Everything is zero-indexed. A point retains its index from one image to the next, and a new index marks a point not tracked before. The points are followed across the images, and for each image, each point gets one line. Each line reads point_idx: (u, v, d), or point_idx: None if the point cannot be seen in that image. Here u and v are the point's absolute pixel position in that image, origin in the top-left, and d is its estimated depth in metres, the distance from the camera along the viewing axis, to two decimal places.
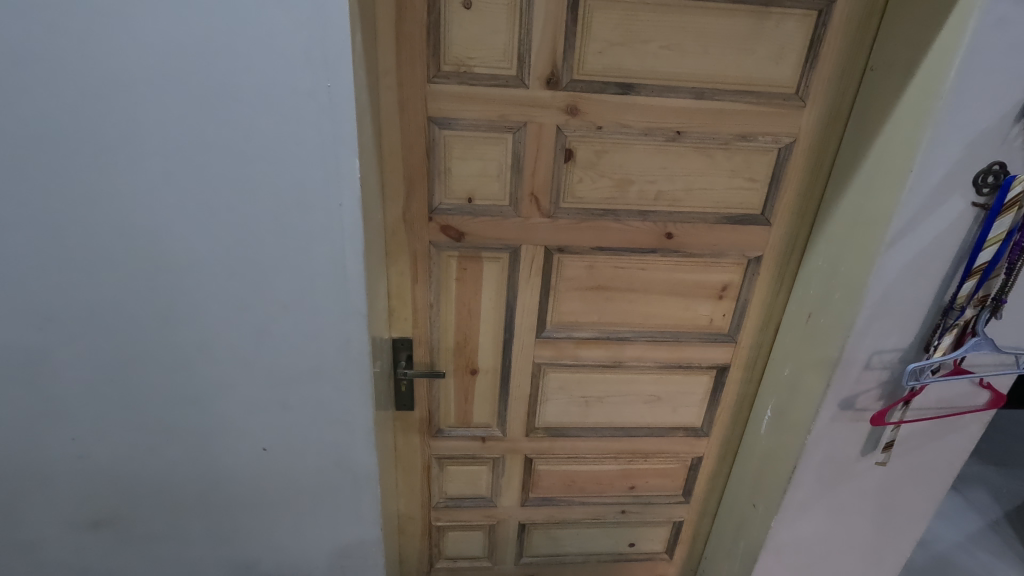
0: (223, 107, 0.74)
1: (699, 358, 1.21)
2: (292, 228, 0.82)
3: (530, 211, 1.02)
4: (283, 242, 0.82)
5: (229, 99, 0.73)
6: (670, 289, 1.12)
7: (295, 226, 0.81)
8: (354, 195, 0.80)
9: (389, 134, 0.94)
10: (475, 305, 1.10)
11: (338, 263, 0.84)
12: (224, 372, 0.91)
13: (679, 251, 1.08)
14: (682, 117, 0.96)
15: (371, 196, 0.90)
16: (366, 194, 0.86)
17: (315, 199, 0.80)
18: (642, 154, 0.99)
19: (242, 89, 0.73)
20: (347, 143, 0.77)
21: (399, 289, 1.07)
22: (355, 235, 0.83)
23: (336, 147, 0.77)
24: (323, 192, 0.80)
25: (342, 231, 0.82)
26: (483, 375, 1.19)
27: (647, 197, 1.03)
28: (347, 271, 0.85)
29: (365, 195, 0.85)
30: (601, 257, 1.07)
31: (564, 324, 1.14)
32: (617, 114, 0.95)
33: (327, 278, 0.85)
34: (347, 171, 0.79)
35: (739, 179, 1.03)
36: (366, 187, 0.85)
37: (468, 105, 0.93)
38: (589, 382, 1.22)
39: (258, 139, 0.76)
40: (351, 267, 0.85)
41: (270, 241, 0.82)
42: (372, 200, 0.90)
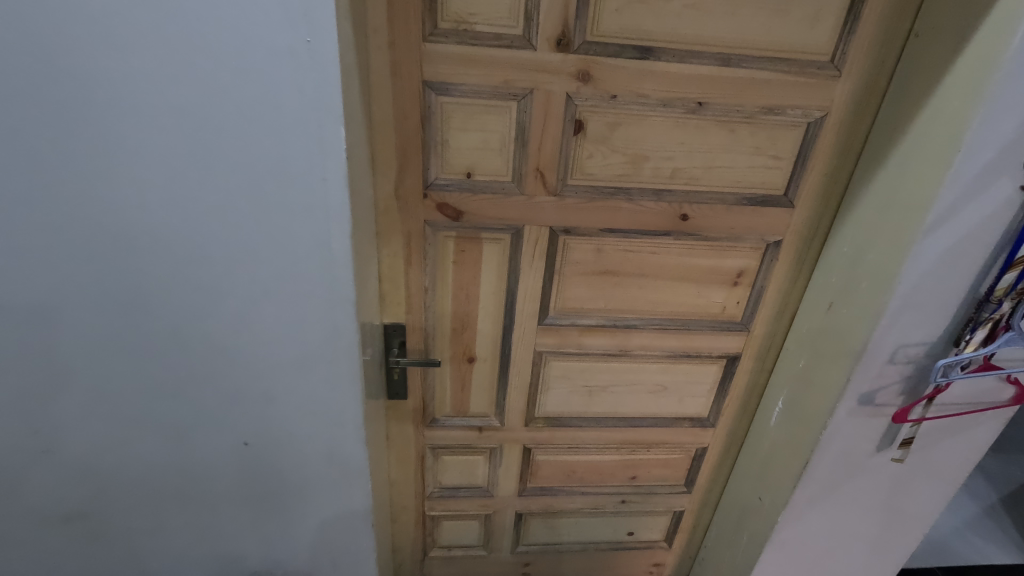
0: (189, 64, 0.64)
1: (709, 347, 1.15)
2: (271, 207, 0.73)
3: (535, 189, 0.93)
4: (262, 222, 0.74)
5: (196, 54, 0.63)
6: (682, 275, 1.05)
7: (275, 205, 0.73)
8: (342, 169, 0.71)
9: (378, 100, 0.84)
10: (474, 289, 1.03)
11: (324, 245, 0.76)
12: (201, 362, 0.84)
13: (694, 234, 1.00)
14: (705, 86, 0.87)
15: (360, 170, 0.80)
16: (354, 170, 0.77)
17: (298, 174, 0.71)
18: (659, 127, 0.90)
19: (211, 45, 0.63)
20: (332, 110, 0.68)
21: (392, 273, 0.99)
22: (342, 215, 0.74)
23: (320, 114, 0.68)
24: (306, 167, 0.71)
25: (328, 210, 0.74)
26: (481, 364, 1.12)
27: (661, 175, 0.94)
28: (333, 253, 0.77)
29: (353, 171, 0.76)
30: (610, 239, 0.99)
31: (568, 311, 1.07)
32: (633, 82, 0.86)
33: (312, 261, 0.77)
34: (333, 142, 0.69)
35: (762, 157, 0.94)
36: (353, 162, 0.76)
37: (468, 69, 0.83)
38: (593, 371, 1.16)
39: (229, 103, 0.66)
40: (339, 250, 0.77)
41: (248, 221, 0.73)
42: (360, 176, 0.81)
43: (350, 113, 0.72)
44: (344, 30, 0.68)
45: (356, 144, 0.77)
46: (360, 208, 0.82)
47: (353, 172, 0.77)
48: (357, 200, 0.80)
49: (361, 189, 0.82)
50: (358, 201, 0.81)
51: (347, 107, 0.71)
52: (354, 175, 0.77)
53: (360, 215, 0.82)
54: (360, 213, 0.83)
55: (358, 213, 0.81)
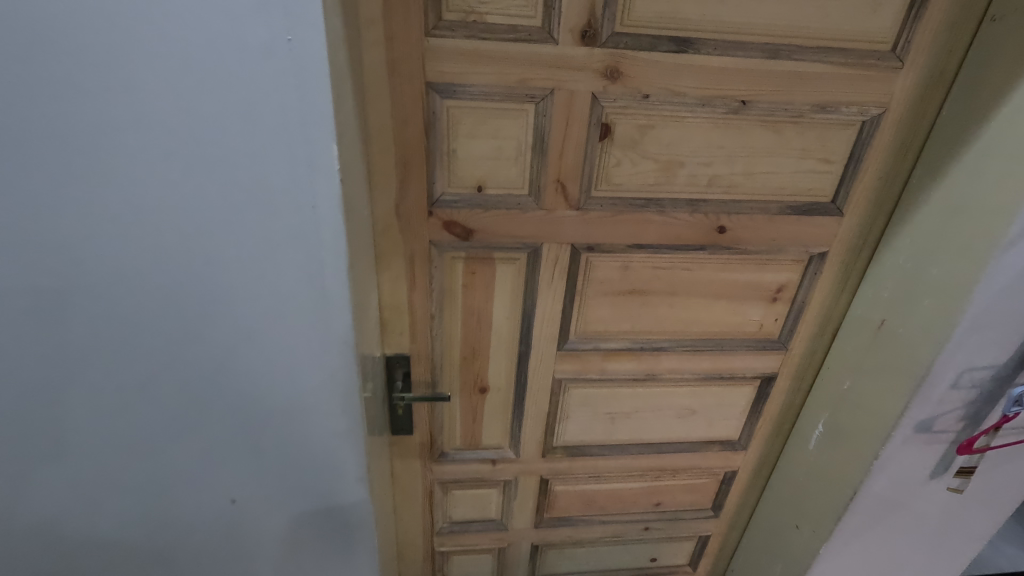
0: (149, 69, 0.52)
1: (743, 367, 1.05)
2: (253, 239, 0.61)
3: (555, 202, 0.82)
4: (243, 256, 0.62)
5: (156, 58, 0.52)
6: (716, 292, 0.95)
7: (258, 236, 0.61)
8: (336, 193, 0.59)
9: (373, 105, 0.72)
10: (486, 314, 0.91)
11: (315, 280, 0.64)
12: (177, 415, 0.72)
13: (731, 248, 0.90)
14: (750, 82, 0.76)
15: (355, 191, 0.68)
16: (349, 192, 0.65)
17: (283, 200, 0.59)
18: (696, 130, 0.79)
19: (172, 48, 0.52)
20: (321, 122, 0.55)
21: (393, 299, 0.88)
22: (336, 246, 0.63)
23: (306, 127, 0.55)
24: (293, 192, 0.59)
25: (319, 240, 0.62)
26: (494, 394, 1.01)
27: (697, 184, 0.83)
28: (327, 290, 0.65)
29: (348, 194, 0.64)
30: (638, 255, 0.88)
31: (590, 334, 0.96)
32: (669, 79, 0.74)
33: (302, 298, 0.66)
34: (323, 161, 0.57)
35: (810, 160, 0.83)
36: (348, 183, 0.64)
37: (479, 68, 0.71)
38: (616, 397, 1.05)
39: (199, 117, 0.55)
40: (335, 286, 0.65)
41: (226, 256, 0.62)
42: (355, 196, 0.69)
43: (343, 125, 0.60)
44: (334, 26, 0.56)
45: (350, 161, 0.65)
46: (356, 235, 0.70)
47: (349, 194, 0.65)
48: (353, 226, 0.68)
49: (356, 211, 0.70)
50: (354, 226, 0.68)
51: (340, 119, 0.59)
52: (349, 197, 0.65)
53: (356, 242, 0.70)
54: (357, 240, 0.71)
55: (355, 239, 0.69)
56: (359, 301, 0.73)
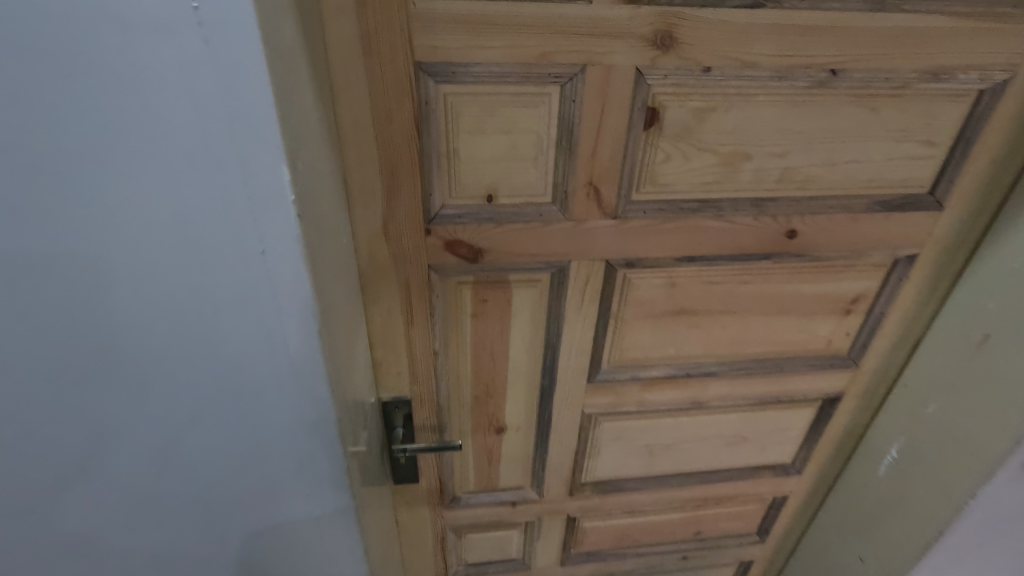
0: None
1: (804, 389, 0.89)
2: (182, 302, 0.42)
3: (586, 211, 0.64)
4: (179, 322, 0.44)
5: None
6: (779, 307, 0.78)
7: (191, 294, 0.43)
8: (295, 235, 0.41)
9: (342, 95, 0.53)
10: (501, 346, 0.75)
11: (276, 348, 0.46)
12: (102, 530, 0.53)
13: (801, 255, 0.72)
14: (842, 45, 0.58)
15: (324, 221, 0.49)
16: (318, 227, 0.46)
17: (222, 246, 0.41)
18: (769, 110, 0.60)
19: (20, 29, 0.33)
20: (259, 132, 0.36)
21: (386, 337, 0.71)
22: (300, 305, 0.44)
23: (238, 141, 0.36)
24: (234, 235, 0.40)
25: (276, 297, 0.43)
26: (513, 434, 0.85)
27: (765, 179, 0.65)
28: (293, 360, 0.47)
29: (317, 231, 0.45)
30: (686, 269, 0.71)
31: (626, 363, 0.80)
32: (737, 44, 0.56)
33: (261, 371, 0.48)
34: (269, 191, 0.38)
35: (908, 144, 0.65)
36: (316, 215, 0.45)
37: (486, 40, 0.53)
38: (655, 429, 0.89)
39: (87, 132, 0.36)
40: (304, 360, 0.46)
41: (156, 323, 0.44)
42: (326, 228, 0.50)
43: (300, 136, 0.41)
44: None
45: (315, 183, 0.46)
46: (331, 279, 0.52)
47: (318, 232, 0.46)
48: (327, 270, 0.50)
49: (329, 247, 0.52)
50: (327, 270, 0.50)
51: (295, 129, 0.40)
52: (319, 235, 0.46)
53: (331, 291, 0.51)
54: (332, 286, 0.52)
55: (329, 288, 0.50)
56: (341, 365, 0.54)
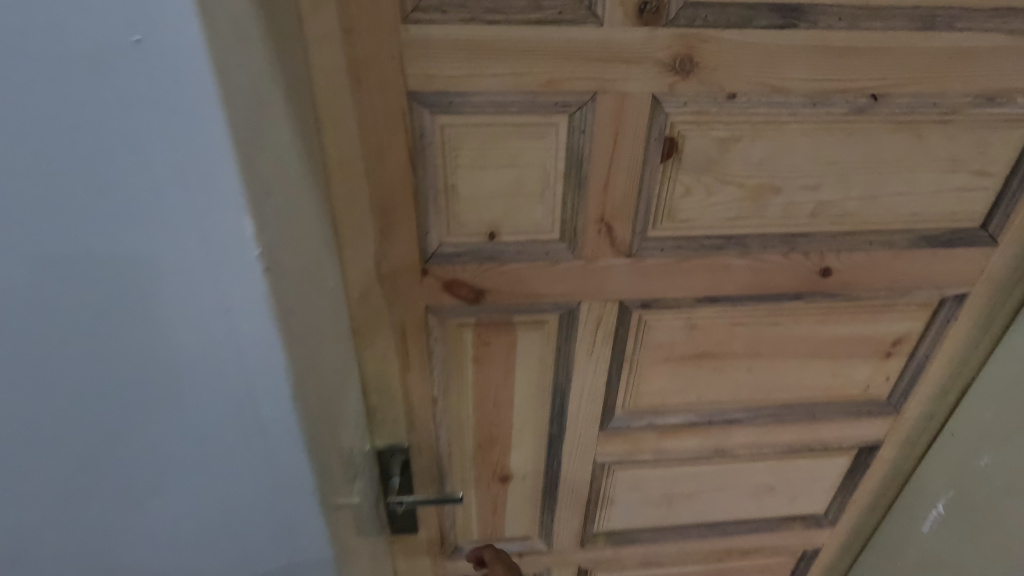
0: None
1: (839, 437, 0.81)
2: (131, 370, 0.37)
3: (598, 249, 0.59)
4: (120, 400, 0.37)
5: None
6: (811, 349, 0.71)
7: (135, 366, 0.36)
8: (263, 291, 0.35)
9: (329, 128, 0.49)
10: (506, 392, 0.69)
11: (240, 420, 0.40)
12: None
13: (837, 295, 0.66)
14: (884, 68, 0.52)
15: (304, 268, 0.44)
16: (294, 278, 0.41)
17: (173, 308, 0.35)
18: (801, 140, 0.54)
19: None
20: (217, 177, 0.32)
21: (381, 381, 0.65)
22: (270, 367, 0.38)
23: (191, 189, 0.32)
24: (190, 294, 0.35)
25: (240, 363, 0.38)
26: (519, 483, 0.79)
27: (796, 214, 0.59)
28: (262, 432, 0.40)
29: (292, 283, 0.40)
30: (709, 311, 0.65)
31: (642, 409, 0.73)
32: (767, 68, 0.50)
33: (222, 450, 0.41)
34: (231, 244, 0.33)
35: (958, 175, 0.59)
36: (291, 265, 0.40)
37: (486, 67, 0.48)
38: (674, 477, 0.82)
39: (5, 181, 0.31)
40: (276, 428, 0.41)
41: (92, 402, 0.37)
42: (307, 276, 0.45)
43: (271, 179, 0.36)
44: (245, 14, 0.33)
45: (290, 228, 0.41)
46: (312, 331, 0.46)
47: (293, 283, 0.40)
48: (306, 324, 0.44)
49: (311, 296, 0.46)
50: (307, 323, 0.44)
51: (262, 172, 0.35)
52: (294, 287, 0.41)
53: (312, 345, 0.46)
54: (314, 339, 0.47)
55: (309, 343, 0.45)
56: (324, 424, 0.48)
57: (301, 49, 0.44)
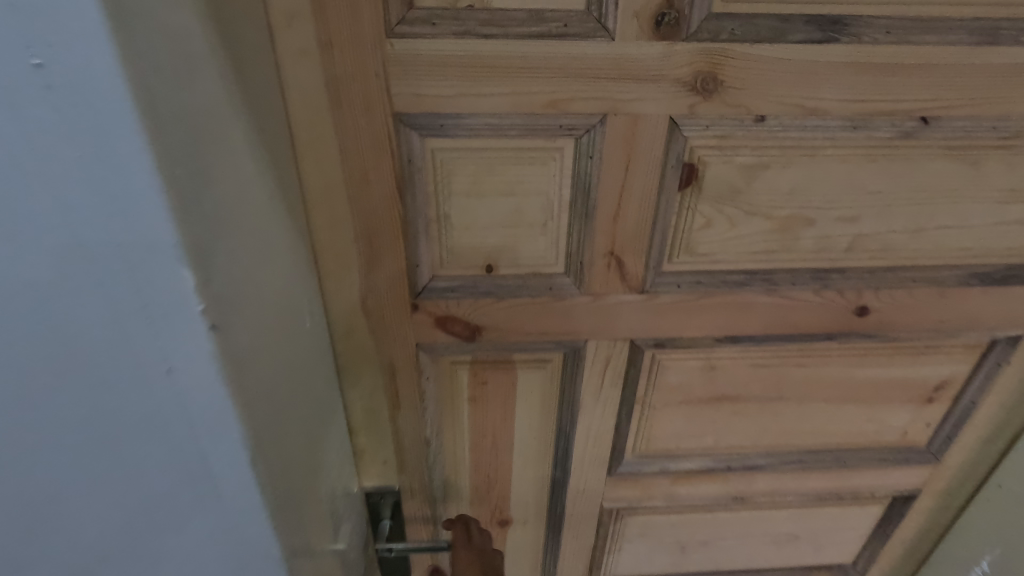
0: None
1: (871, 485, 0.74)
2: (58, 436, 0.32)
3: (607, 284, 0.53)
4: (50, 467, 0.33)
5: None
6: (843, 393, 0.64)
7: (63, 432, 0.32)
8: (209, 351, 0.31)
9: (306, 152, 0.44)
10: (505, 433, 0.63)
11: (190, 489, 0.35)
12: None
13: (874, 336, 0.59)
14: (936, 87, 0.45)
15: (273, 312, 0.39)
16: (257, 326, 0.36)
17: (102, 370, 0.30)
18: (839, 167, 0.48)
19: None
20: (145, 224, 0.26)
21: (369, 420, 0.61)
22: (222, 432, 0.33)
23: (116, 238, 0.27)
24: (121, 354, 0.30)
25: (186, 428, 0.33)
26: (520, 527, 0.73)
27: (831, 248, 0.53)
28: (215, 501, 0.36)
29: (252, 334, 0.35)
30: (729, 350, 0.59)
31: (654, 453, 0.67)
32: (801, 87, 0.44)
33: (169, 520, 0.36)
34: (168, 299, 0.28)
35: (1016, 206, 0.52)
36: (252, 313, 0.35)
37: (481, 86, 0.43)
38: (689, 524, 0.76)
39: None
40: (232, 496, 0.36)
41: (18, 470, 0.33)
42: (276, 321, 0.40)
43: (223, 219, 0.31)
44: (190, 32, 0.28)
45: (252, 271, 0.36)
46: (283, 381, 0.41)
47: (255, 334, 0.36)
48: (275, 375, 0.39)
49: (283, 341, 0.41)
50: (275, 375, 0.39)
51: (209, 213, 0.30)
52: (258, 337, 0.36)
53: (282, 396, 0.41)
54: (285, 389, 0.42)
55: (278, 395, 0.40)
56: (297, 483, 0.43)
57: (271, 66, 0.40)
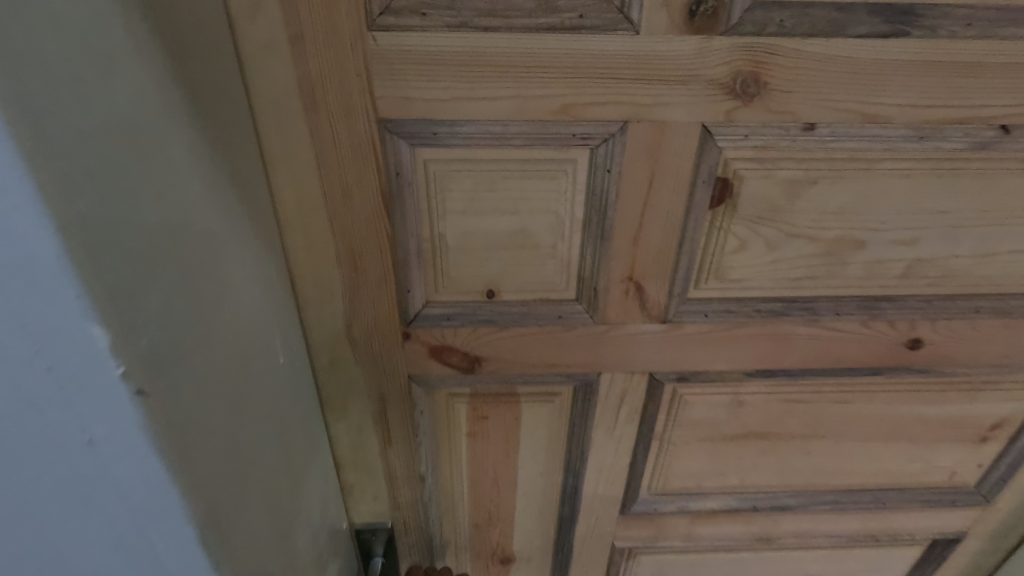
0: None
1: (912, 527, 0.67)
2: None
3: (624, 312, 0.47)
4: None
5: None
6: (886, 431, 0.57)
7: None
8: (138, 422, 0.25)
9: (278, 163, 0.38)
10: (508, 470, 0.57)
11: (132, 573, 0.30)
12: None
13: (925, 371, 0.52)
14: (1019, 91, 0.38)
15: (235, 353, 0.34)
16: (210, 376, 0.30)
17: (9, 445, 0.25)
18: (897, 183, 0.41)
19: None
20: (42, 274, 0.21)
21: (358, 456, 0.55)
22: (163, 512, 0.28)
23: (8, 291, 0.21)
24: (30, 428, 0.24)
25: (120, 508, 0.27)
26: (523, 565, 0.67)
27: (883, 274, 0.46)
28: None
29: (203, 386, 0.29)
30: (760, 385, 0.53)
31: (672, 491, 0.61)
32: (860, 91, 0.37)
33: None
34: (78, 360, 0.23)
35: None
36: (203, 362, 0.29)
37: (481, 88, 0.36)
38: (709, 564, 0.69)
39: None
40: None
41: None
42: (241, 363, 0.34)
43: (158, 258, 0.26)
44: (96, 23, 0.22)
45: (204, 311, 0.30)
46: (251, 431, 0.36)
47: (207, 386, 0.30)
48: (238, 428, 0.33)
49: (250, 384, 0.36)
50: (239, 426, 0.34)
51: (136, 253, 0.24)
52: (212, 388, 0.30)
53: (249, 448, 0.35)
54: (254, 439, 0.36)
55: (244, 449, 0.34)
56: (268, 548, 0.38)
57: (230, 64, 0.34)
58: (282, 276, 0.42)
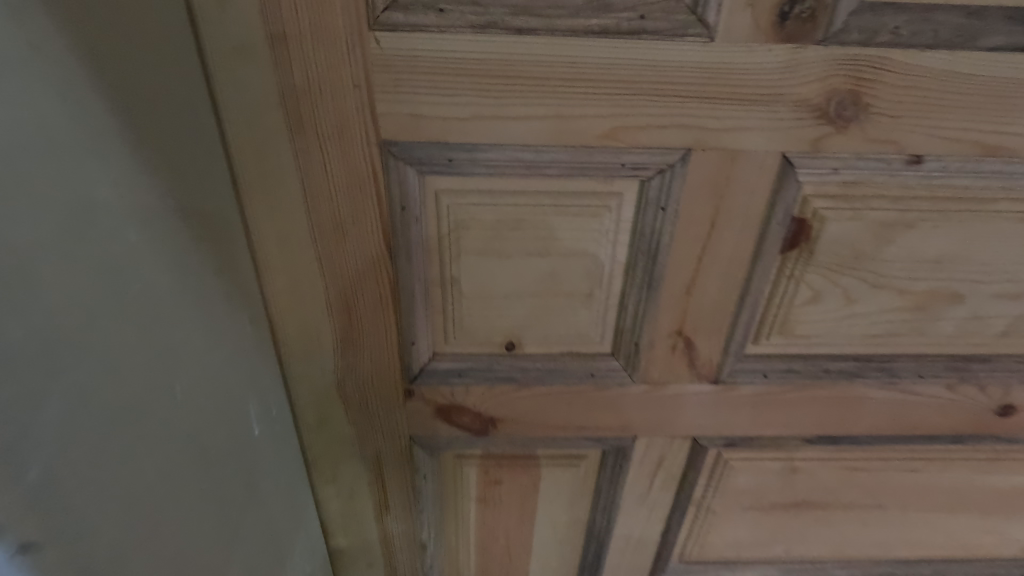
0: None
1: None
2: None
3: (668, 371, 0.39)
4: None
5: None
6: (958, 502, 0.50)
7: None
8: None
9: (254, 193, 0.31)
10: (522, 538, 0.50)
11: None
12: None
13: (1011, 440, 0.45)
14: None
15: (195, 440, 0.26)
16: (154, 487, 0.23)
17: None
18: (1008, 228, 0.34)
19: None
20: None
21: (349, 524, 0.47)
22: None
23: None
24: None
25: None
26: None
27: (977, 332, 0.39)
28: None
29: (144, 504, 0.22)
30: (820, 452, 0.45)
31: (708, 562, 0.53)
32: (979, 118, 0.30)
33: None
34: None
35: None
36: (143, 473, 0.22)
37: (510, 105, 0.29)
38: None
39: None
40: None
41: None
42: (201, 451, 0.27)
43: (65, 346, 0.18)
44: None
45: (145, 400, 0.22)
46: (215, 533, 0.28)
47: (150, 501, 0.23)
48: (197, 534, 0.26)
49: (216, 473, 0.28)
50: (195, 534, 0.26)
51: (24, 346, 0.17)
52: (157, 502, 0.23)
53: (213, 556, 0.28)
54: (218, 542, 0.29)
55: (203, 561, 0.27)
56: None
57: (189, 71, 0.26)
58: (259, 326, 0.34)
